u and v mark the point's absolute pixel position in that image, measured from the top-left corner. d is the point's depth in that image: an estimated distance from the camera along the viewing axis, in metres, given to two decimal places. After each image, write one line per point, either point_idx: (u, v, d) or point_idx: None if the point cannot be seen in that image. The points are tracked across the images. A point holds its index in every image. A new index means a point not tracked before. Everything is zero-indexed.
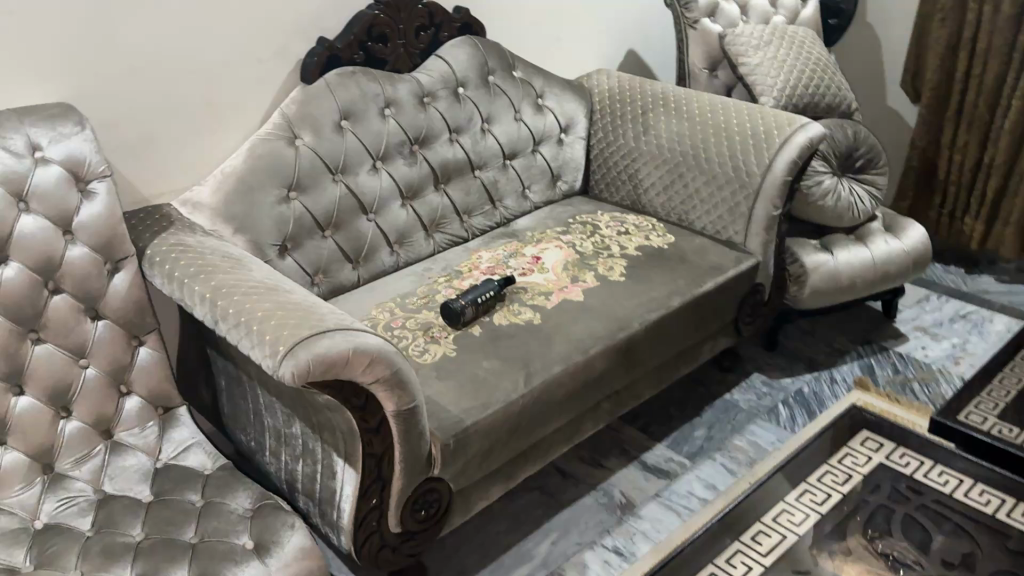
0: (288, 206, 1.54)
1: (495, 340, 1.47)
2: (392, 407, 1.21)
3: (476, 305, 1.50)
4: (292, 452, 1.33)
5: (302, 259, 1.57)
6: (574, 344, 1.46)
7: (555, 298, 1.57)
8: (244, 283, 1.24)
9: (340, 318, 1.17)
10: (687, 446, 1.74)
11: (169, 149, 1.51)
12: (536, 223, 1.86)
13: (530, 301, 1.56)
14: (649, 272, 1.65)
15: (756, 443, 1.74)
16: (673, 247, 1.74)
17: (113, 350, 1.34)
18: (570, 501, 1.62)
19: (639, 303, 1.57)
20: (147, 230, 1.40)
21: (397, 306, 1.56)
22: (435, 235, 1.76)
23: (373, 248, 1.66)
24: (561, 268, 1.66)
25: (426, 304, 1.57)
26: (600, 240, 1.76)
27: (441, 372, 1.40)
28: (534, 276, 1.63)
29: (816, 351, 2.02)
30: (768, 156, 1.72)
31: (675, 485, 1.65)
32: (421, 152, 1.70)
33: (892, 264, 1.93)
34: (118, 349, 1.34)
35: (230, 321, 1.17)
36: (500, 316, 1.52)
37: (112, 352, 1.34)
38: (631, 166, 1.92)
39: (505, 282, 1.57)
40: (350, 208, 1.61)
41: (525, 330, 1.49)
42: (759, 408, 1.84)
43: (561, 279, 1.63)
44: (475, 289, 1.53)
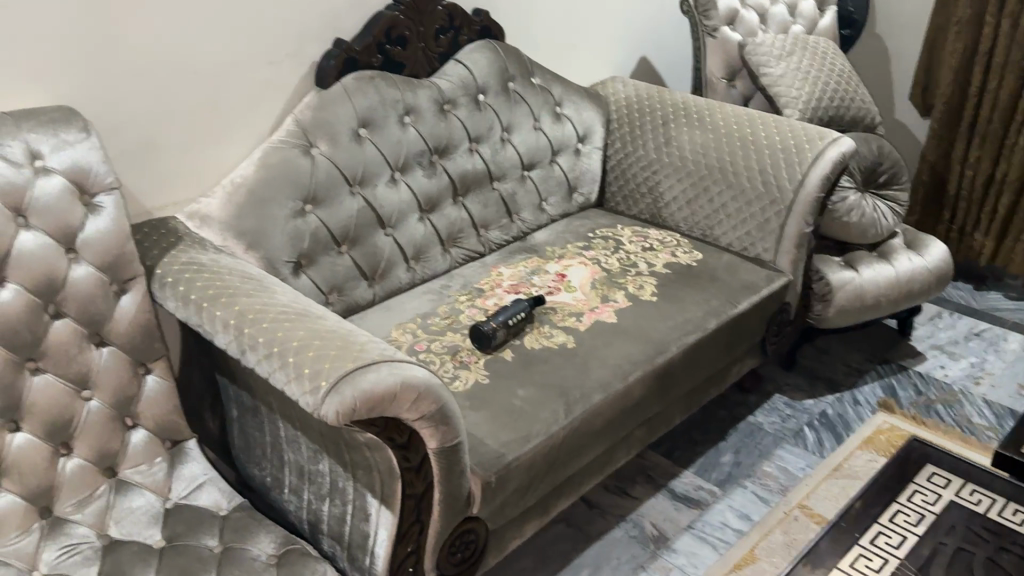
0: (303, 221, 1.43)
1: (529, 365, 1.38)
2: (436, 444, 1.11)
3: (507, 327, 1.41)
4: (317, 490, 1.22)
5: (317, 277, 1.46)
6: (613, 369, 1.38)
7: (587, 319, 1.48)
8: (271, 308, 1.13)
9: (382, 348, 1.07)
10: (715, 473, 1.67)
11: (175, 158, 1.39)
12: (555, 237, 1.77)
13: (561, 322, 1.47)
14: (680, 292, 1.57)
15: (785, 469, 1.68)
16: (701, 265, 1.67)
17: (116, 380, 1.21)
18: (598, 534, 1.53)
19: (675, 325, 1.49)
20: (154, 247, 1.29)
21: (418, 328, 1.46)
22: (452, 250, 1.66)
23: (390, 264, 1.56)
24: (590, 287, 1.57)
25: (450, 325, 1.47)
26: (625, 257, 1.68)
27: (475, 401, 1.30)
28: (561, 296, 1.54)
29: (836, 370, 1.96)
30: (800, 170, 1.65)
31: (708, 516, 1.58)
32: (440, 162, 1.61)
33: (916, 282, 1.89)
34: (122, 378, 1.22)
35: (259, 350, 1.07)
36: (532, 338, 1.43)
37: (115, 383, 1.21)
38: (651, 178, 1.85)
39: (534, 302, 1.48)
40: (367, 222, 1.51)
41: (560, 354, 1.40)
42: (784, 431, 1.78)
43: (591, 298, 1.54)
44: (505, 310, 1.43)
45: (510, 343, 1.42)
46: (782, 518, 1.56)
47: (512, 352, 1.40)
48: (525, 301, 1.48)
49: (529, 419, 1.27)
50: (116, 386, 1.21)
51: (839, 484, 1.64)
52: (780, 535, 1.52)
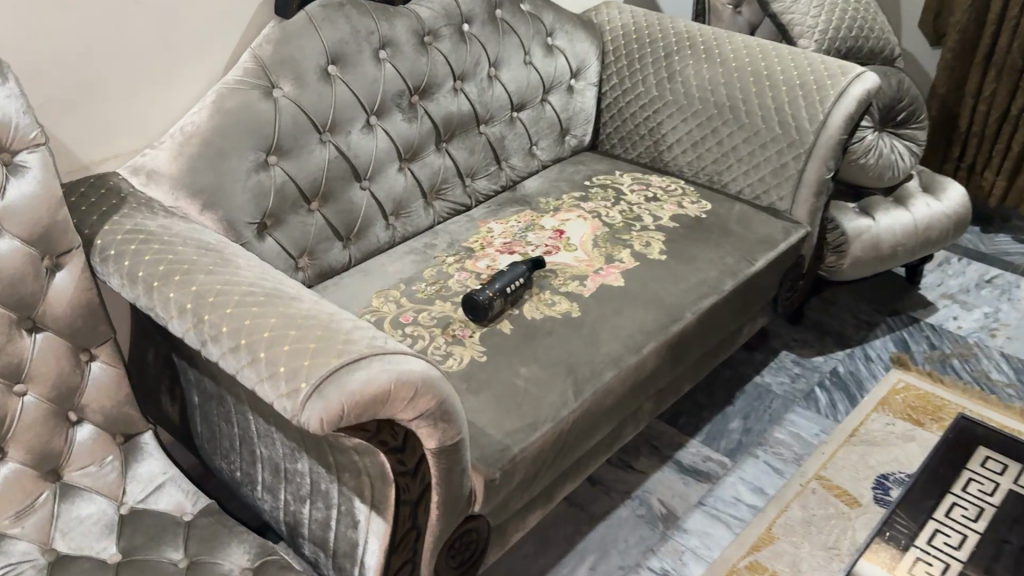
0: (267, 175, 1.25)
1: (531, 338, 1.22)
2: (434, 444, 0.96)
3: (504, 297, 1.25)
4: (296, 491, 1.07)
5: (285, 241, 1.28)
6: (625, 342, 1.23)
7: (592, 284, 1.33)
8: (235, 288, 0.95)
9: (370, 337, 0.90)
10: (724, 442, 1.54)
11: (115, 103, 1.18)
12: (547, 186, 1.60)
13: (563, 288, 1.31)
14: (692, 249, 1.42)
15: (799, 435, 1.56)
16: (711, 217, 1.52)
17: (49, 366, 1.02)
18: (603, 514, 1.40)
19: (690, 288, 1.34)
20: (92, 212, 1.09)
21: (403, 298, 1.30)
22: (435, 204, 1.49)
23: (367, 222, 1.38)
24: (592, 247, 1.41)
25: (438, 293, 1.31)
26: (628, 209, 1.52)
27: (472, 382, 1.15)
28: (561, 256, 1.38)
29: (844, 324, 1.84)
30: (822, 110, 1.49)
31: (718, 490, 1.45)
32: (421, 104, 1.42)
33: (933, 229, 1.76)
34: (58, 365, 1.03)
35: (225, 342, 0.90)
36: (532, 308, 1.27)
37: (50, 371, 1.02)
38: (653, 118, 1.68)
39: (532, 265, 1.32)
40: (341, 175, 1.32)
41: (564, 325, 1.25)
42: (794, 392, 1.66)
43: (594, 259, 1.38)
44: (500, 276, 1.27)
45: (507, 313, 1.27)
46: (799, 492, 1.45)
47: (511, 324, 1.24)
48: (524, 264, 1.31)
49: (536, 403, 1.12)
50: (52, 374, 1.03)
51: (857, 451, 1.53)
52: (798, 510, 1.41)
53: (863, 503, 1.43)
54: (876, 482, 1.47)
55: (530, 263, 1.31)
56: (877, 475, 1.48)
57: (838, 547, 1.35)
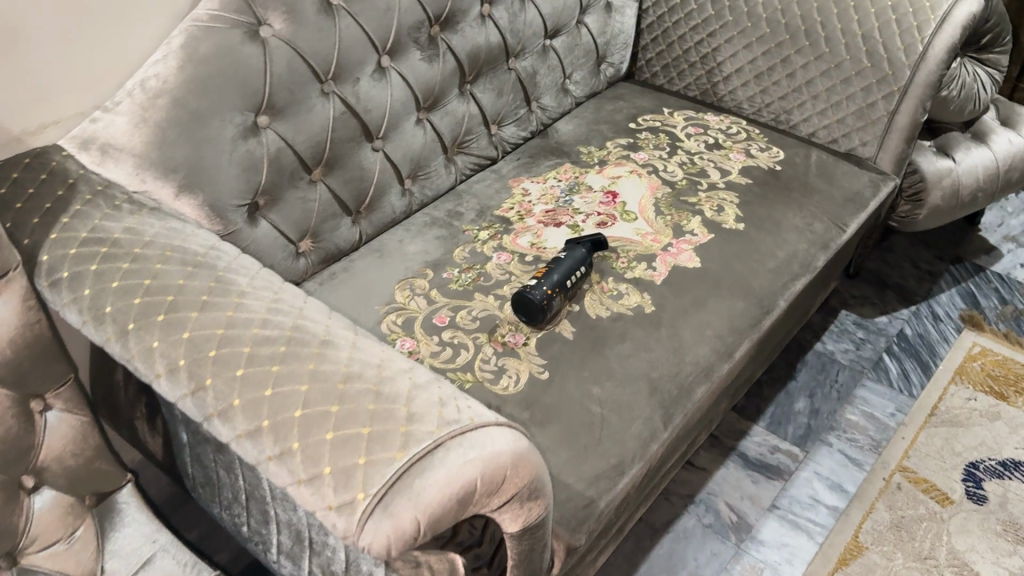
0: (256, 142, 0.96)
1: (601, 345, 0.99)
2: (517, 526, 0.72)
3: (561, 294, 1.00)
4: (325, 565, 0.84)
5: (282, 224, 1.02)
6: (713, 346, 1.01)
7: (663, 266, 1.09)
8: (243, 330, 0.69)
9: (437, 405, 0.66)
10: (790, 427, 1.36)
11: (51, 52, 0.87)
12: (585, 132, 1.34)
13: (629, 274, 1.07)
14: (772, 216, 1.19)
15: (872, 416, 1.38)
16: (785, 169, 1.27)
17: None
18: (665, 526, 1.21)
19: (777, 270, 1.11)
20: (33, 211, 0.81)
21: (432, 292, 1.05)
22: (457, 159, 1.22)
23: (381, 189, 1.12)
24: (655, 215, 1.16)
25: (476, 285, 1.06)
26: (688, 161, 1.27)
27: (537, 411, 0.92)
28: (620, 228, 1.13)
29: (904, 275, 1.64)
30: (921, 39, 1.22)
31: (792, 489, 1.27)
32: (442, 37, 1.12)
33: (1013, 168, 1.54)
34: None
35: (239, 423, 0.64)
36: (596, 303, 1.03)
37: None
38: (706, 42, 1.41)
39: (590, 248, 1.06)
40: (349, 135, 1.05)
41: (637, 327, 1.01)
42: (861, 362, 1.47)
43: (661, 231, 1.14)
44: (556, 266, 1.02)
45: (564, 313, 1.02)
46: (883, 489, 1.27)
47: (573, 327, 1.01)
48: (581, 245, 1.06)
49: (618, 437, 0.90)
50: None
51: (940, 435, 1.35)
52: (885, 512, 1.23)
53: (955, 500, 1.25)
54: (966, 472, 1.29)
55: (588, 246, 1.06)
56: (966, 464, 1.31)
57: (935, 556, 1.18)
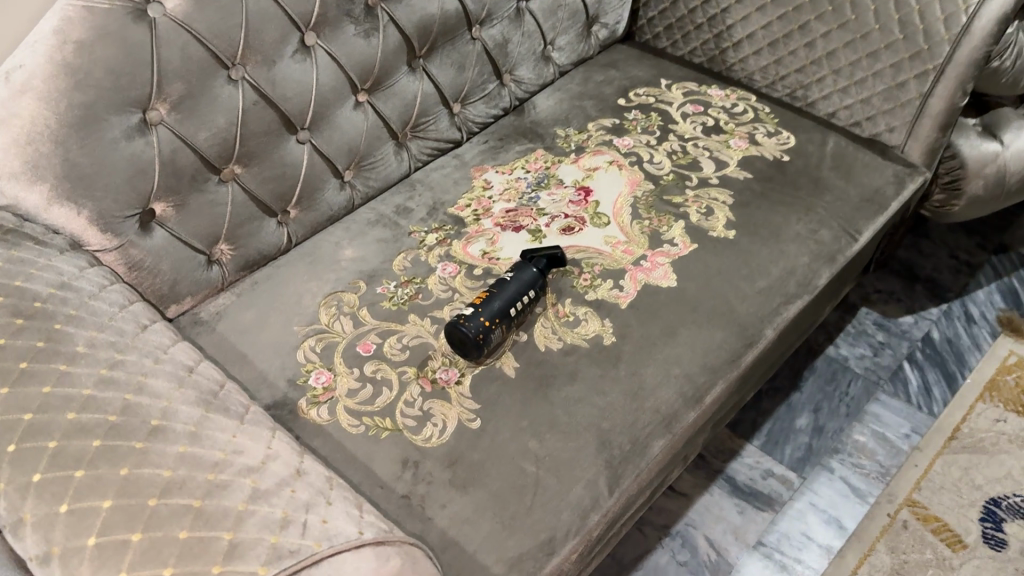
0: (145, 142, 0.82)
1: (547, 385, 0.85)
2: None
3: (502, 325, 0.85)
4: None
5: (186, 231, 0.89)
6: (679, 389, 0.86)
7: (632, 285, 0.93)
8: (55, 415, 0.57)
9: (273, 528, 0.53)
10: (789, 448, 1.21)
11: None
12: (566, 110, 1.17)
13: (590, 295, 0.92)
14: (770, 221, 1.02)
15: (884, 438, 1.22)
16: (794, 160, 1.09)
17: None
18: (635, 562, 1.09)
19: (768, 291, 0.95)
20: None
21: (361, 312, 0.91)
22: (411, 144, 1.07)
23: (312, 185, 0.98)
24: (631, 219, 1.00)
25: (412, 304, 0.92)
26: (679, 150, 1.10)
27: (459, 469, 0.79)
28: (587, 236, 0.98)
29: (938, 267, 1.46)
30: (965, 8, 1.01)
31: (781, 521, 1.13)
32: (383, 7, 0.95)
33: None
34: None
35: (29, 542, 0.52)
36: (546, 331, 0.89)
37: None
38: (714, 2, 1.21)
39: (545, 266, 0.91)
40: (264, 127, 0.90)
41: (591, 363, 0.87)
42: (877, 370, 1.31)
43: (635, 240, 0.98)
44: (499, 290, 0.87)
45: (507, 345, 0.88)
46: (886, 527, 1.12)
47: (516, 361, 0.86)
48: (534, 263, 0.91)
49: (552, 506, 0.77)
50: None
51: (958, 464, 1.19)
52: (887, 555, 1.09)
53: (969, 544, 1.10)
54: (985, 510, 1.14)
55: (540, 265, 0.91)
56: (985, 500, 1.15)
57: None
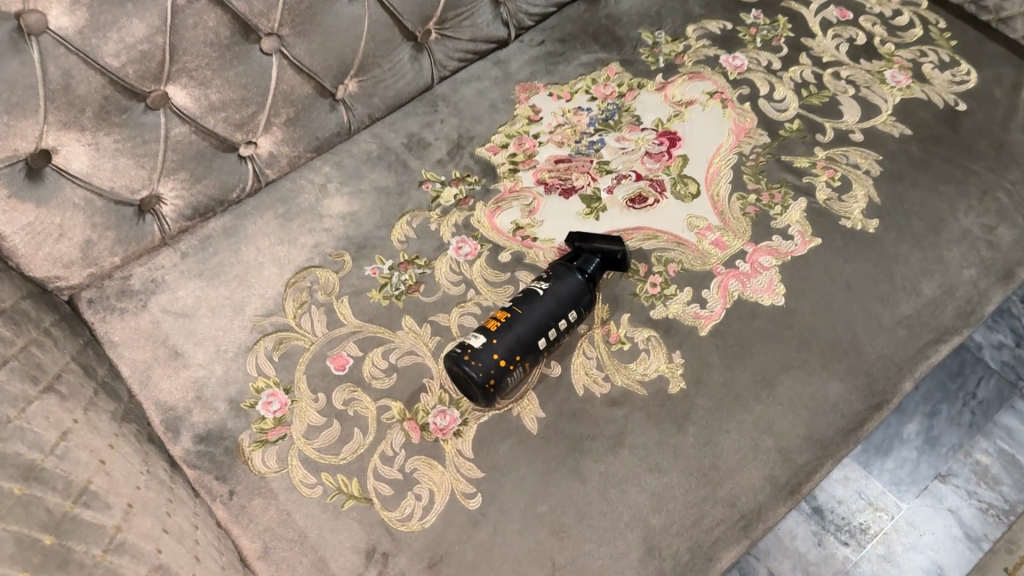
0: (18, 62, 0.55)
1: (581, 451, 0.60)
2: None
3: (525, 363, 0.60)
4: None
5: (98, 179, 0.63)
6: (767, 472, 0.61)
7: (720, 299, 0.66)
8: None
9: None
10: (890, 462, 0.96)
11: None
12: (658, 1, 0.85)
13: (657, 312, 0.65)
14: (929, 208, 0.72)
15: (1014, 461, 0.96)
16: (974, 110, 0.77)
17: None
18: None
19: (914, 321, 0.67)
20: None
21: (341, 304, 0.67)
22: (437, 46, 0.78)
23: (288, 107, 0.70)
24: (730, 191, 0.71)
25: (411, 299, 0.66)
26: (811, 82, 0.78)
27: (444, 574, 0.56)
28: (665, 213, 0.70)
29: None
30: None
31: (867, 563, 0.90)
32: None
33: None
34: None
35: None
36: (587, 363, 0.63)
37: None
38: None
39: (597, 269, 0.64)
40: (208, 36, 0.62)
41: (647, 422, 0.62)
42: (1017, 368, 1.02)
43: (733, 226, 0.70)
44: (524, 310, 0.60)
45: (533, 384, 0.62)
46: None
47: (542, 411, 0.62)
48: (583, 270, 0.63)
49: None
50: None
51: None
52: None
53: None
54: None
55: (591, 268, 0.63)
56: None
57: None
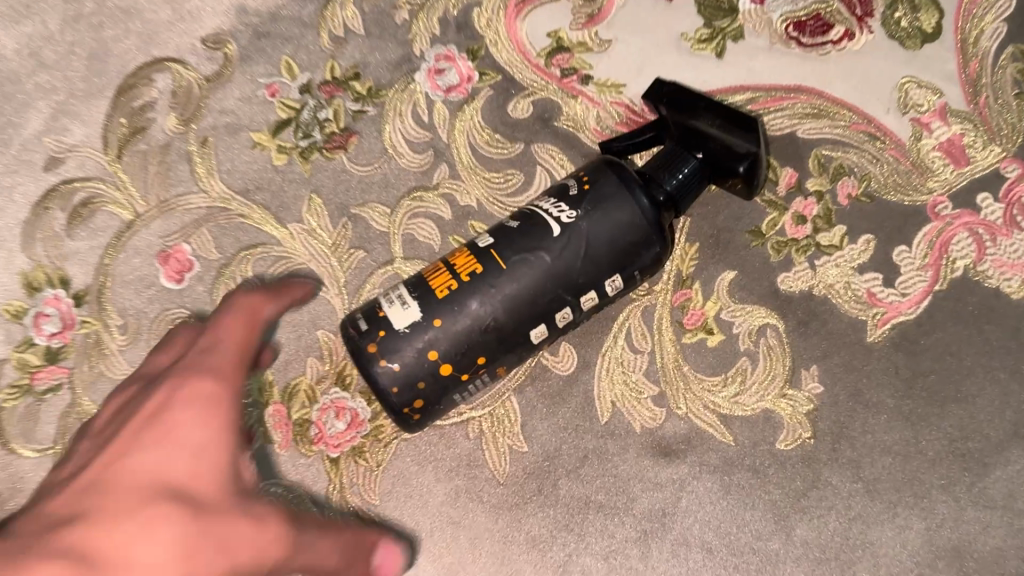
0: None
1: (577, 537, 0.32)
2: None
3: (494, 369, 0.30)
4: None
5: None
6: None
7: (929, 266, 0.33)
8: None
9: None
10: None
11: None
12: None
13: (793, 280, 0.33)
14: None
15: None
16: None
17: (185, 402, 0.29)
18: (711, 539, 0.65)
19: None
20: None
21: (205, 147, 0.36)
22: None
23: None
24: (1000, 39, 0.34)
25: (327, 165, 0.35)
26: None
27: None
28: (857, 67, 0.35)
29: None
30: None
31: None
32: None
33: None
34: (209, 411, 0.29)
35: None
36: (629, 364, 0.33)
37: (165, 447, 0.27)
38: None
39: (690, 188, 0.30)
40: None
41: (720, 502, 0.32)
42: None
43: (987, 116, 0.34)
44: (511, 267, 0.29)
45: (514, 386, 0.33)
46: None
47: (525, 445, 0.32)
48: (659, 189, 0.30)
49: None
50: (185, 542, 0.25)
51: None
52: None
53: None
54: None
55: (674, 185, 0.30)
56: None
57: None
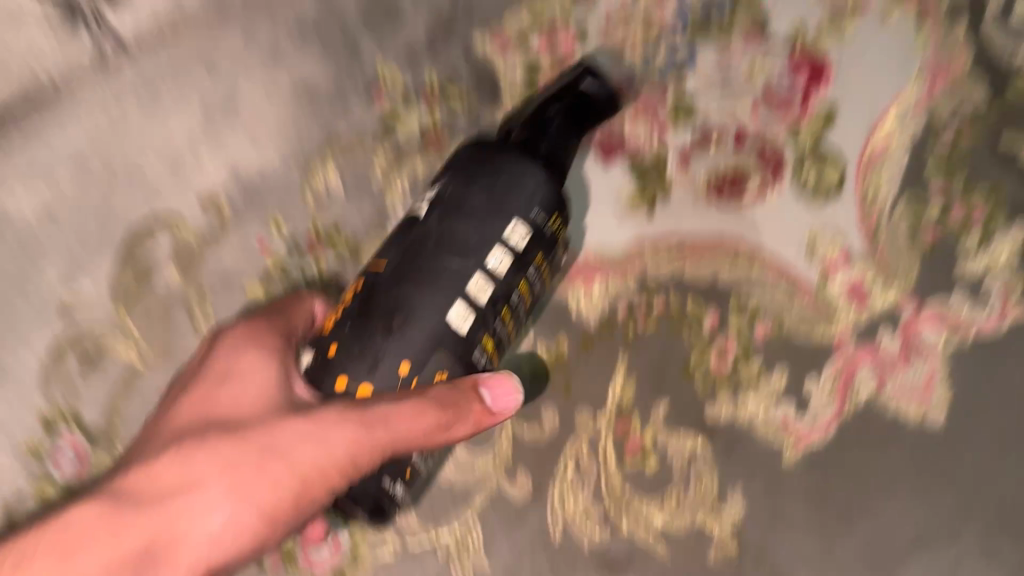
0: None
1: None
2: None
3: (428, 371, 0.31)
4: None
5: None
6: None
7: (836, 397, 0.38)
8: None
9: None
10: None
11: None
12: None
13: (718, 410, 0.39)
14: None
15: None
16: None
17: (247, 362, 0.32)
18: None
19: None
20: None
21: (203, 300, 0.42)
22: None
23: None
24: (897, 188, 0.39)
25: None
26: None
27: None
28: (772, 218, 0.40)
29: None
30: None
31: None
32: None
33: None
34: (238, 352, 0.33)
35: None
36: (578, 488, 0.39)
37: (243, 383, 0.31)
38: None
39: (559, 142, 0.35)
40: None
41: None
42: None
43: (883, 259, 0.39)
44: (431, 269, 0.32)
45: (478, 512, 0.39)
46: None
47: (487, 561, 0.39)
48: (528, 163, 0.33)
49: None
50: (320, 440, 0.29)
51: None
52: None
53: None
54: None
55: (546, 146, 0.34)
56: None
57: None
